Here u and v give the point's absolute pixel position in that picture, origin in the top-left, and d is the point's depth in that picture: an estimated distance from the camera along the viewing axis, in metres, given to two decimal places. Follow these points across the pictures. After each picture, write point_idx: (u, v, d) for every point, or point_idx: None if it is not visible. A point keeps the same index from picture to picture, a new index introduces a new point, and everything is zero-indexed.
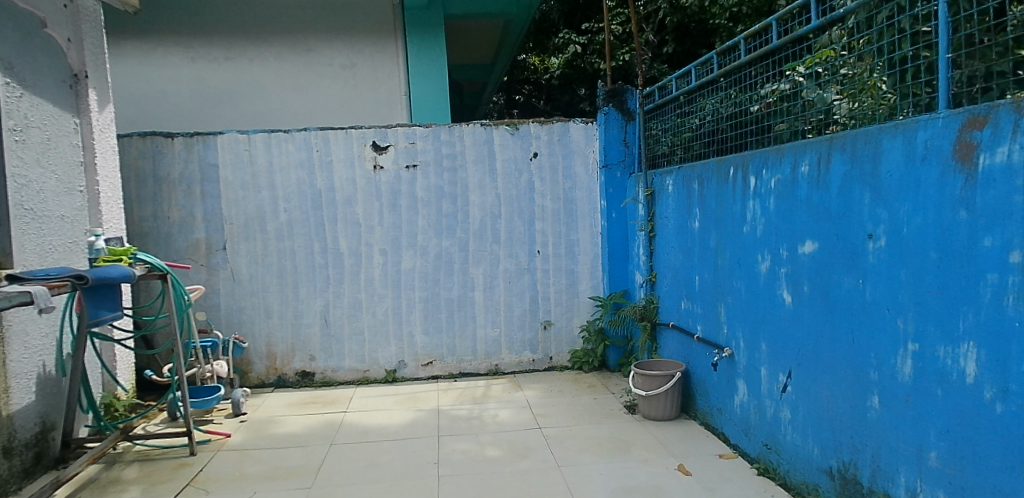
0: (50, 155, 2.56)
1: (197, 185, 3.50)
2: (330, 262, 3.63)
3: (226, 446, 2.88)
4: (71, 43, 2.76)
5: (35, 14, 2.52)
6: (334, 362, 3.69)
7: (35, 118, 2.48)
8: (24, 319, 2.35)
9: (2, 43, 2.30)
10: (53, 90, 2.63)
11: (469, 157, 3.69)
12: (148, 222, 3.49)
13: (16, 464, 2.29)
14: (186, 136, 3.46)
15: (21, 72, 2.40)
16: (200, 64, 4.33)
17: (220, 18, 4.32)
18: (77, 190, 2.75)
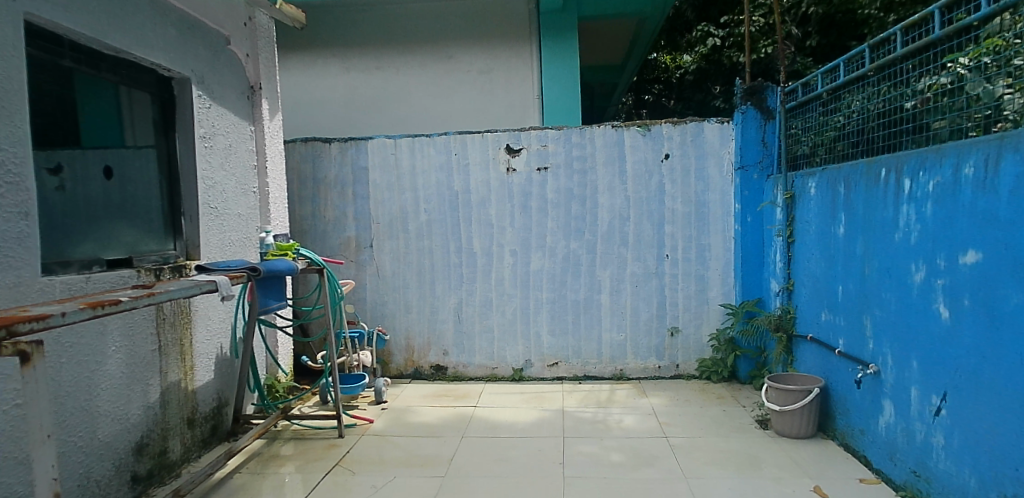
0: (231, 159, 2.92)
1: (349, 187, 3.77)
2: (464, 261, 3.76)
3: (369, 431, 3.07)
4: (249, 57, 3.09)
5: (221, 33, 2.87)
6: (465, 358, 3.83)
7: (221, 127, 2.85)
8: (208, 305, 2.67)
9: (197, 61, 2.70)
10: (235, 101, 2.97)
11: (600, 159, 3.67)
12: (307, 220, 3.82)
13: (197, 434, 2.64)
14: (341, 141, 3.74)
15: (211, 85, 2.79)
16: (353, 73, 4.66)
17: (370, 30, 4.62)
18: (252, 191, 3.08)
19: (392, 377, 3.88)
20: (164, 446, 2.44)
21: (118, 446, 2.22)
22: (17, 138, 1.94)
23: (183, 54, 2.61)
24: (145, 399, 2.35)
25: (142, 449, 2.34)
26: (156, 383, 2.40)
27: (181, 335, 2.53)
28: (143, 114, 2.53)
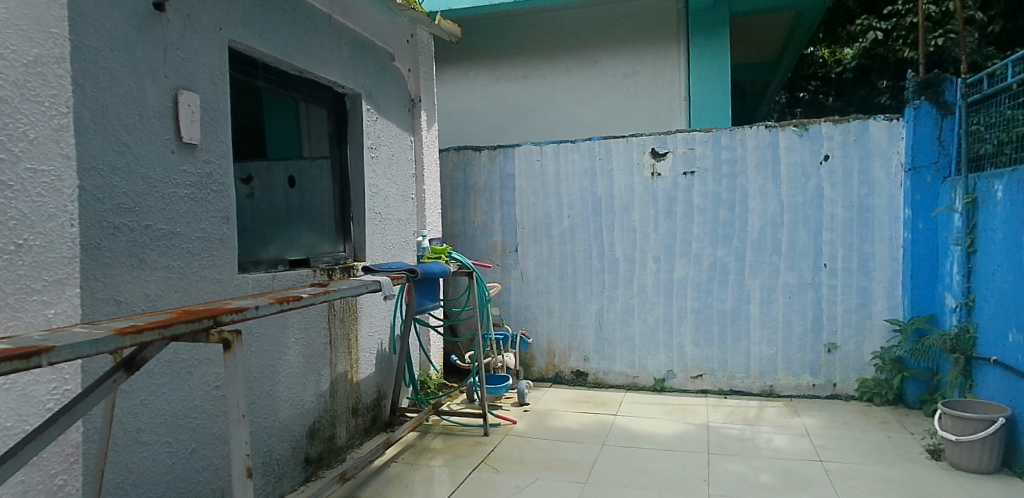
0: (393, 168, 3.13)
1: (497, 193, 3.93)
2: (607, 267, 3.77)
3: (512, 431, 3.15)
4: (411, 72, 3.31)
5: (387, 50, 3.10)
6: (606, 365, 3.83)
7: (385, 137, 3.07)
8: (371, 303, 2.87)
9: (366, 77, 2.93)
10: (397, 113, 3.19)
11: (751, 161, 3.51)
12: (458, 225, 4.04)
13: (360, 423, 2.84)
14: (491, 149, 3.91)
15: (377, 99, 3.02)
16: (501, 83, 4.86)
17: (517, 40, 4.80)
18: (410, 197, 3.29)
19: (534, 380, 3.99)
20: (332, 432, 2.65)
21: (295, 429, 2.44)
22: (221, 152, 2.25)
23: (355, 71, 2.85)
24: (317, 388, 2.57)
25: (314, 433, 2.56)
26: (327, 373, 2.61)
27: (348, 330, 2.74)
28: (320, 127, 2.79)
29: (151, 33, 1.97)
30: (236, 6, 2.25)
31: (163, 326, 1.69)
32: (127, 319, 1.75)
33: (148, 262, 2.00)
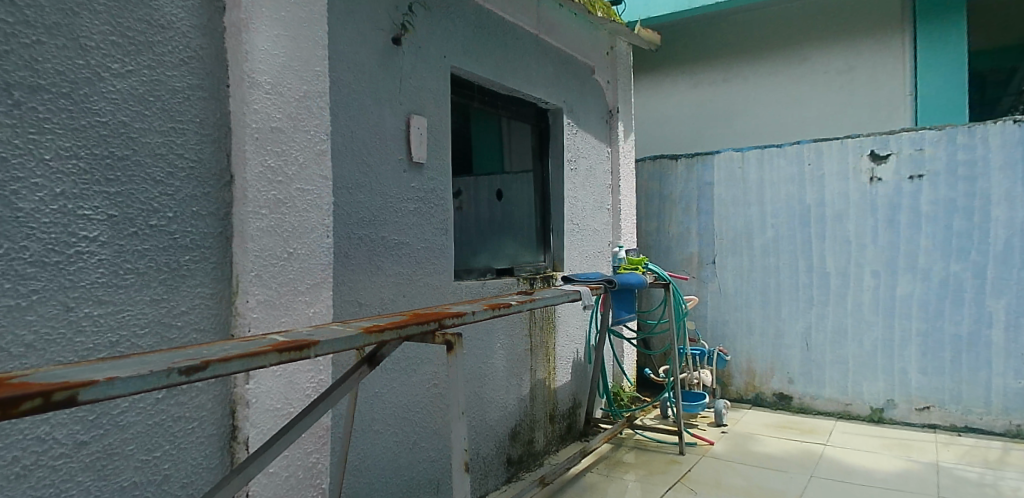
0: (591, 180, 3.20)
1: (695, 203, 4.43)
2: (817, 279, 4.01)
3: (710, 454, 3.04)
4: (609, 84, 3.38)
5: (588, 64, 3.20)
6: (814, 389, 4.04)
7: (584, 150, 3.16)
8: (569, 312, 2.94)
9: (568, 93, 3.06)
10: (596, 125, 3.28)
11: (994, 164, 3.46)
12: (653, 236, 4.60)
13: (556, 430, 2.91)
14: (688, 159, 4.44)
15: (577, 113, 3.12)
16: (700, 88, 5.59)
17: (721, 45, 5.47)
18: (606, 208, 3.34)
19: (732, 399, 4.34)
20: (531, 436, 2.73)
21: (499, 430, 2.56)
22: (443, 169, 2.45)
23: (558, 88, 2.98)
24: (520, 392, 2.67)
25: (515, 436, 2.66)
26: (528, 378, 2.71)
27: (547, 338, 2.82)
28: (524, 142, 2.95)
29: (391, 64, 2.21)
30: (459, 36, 2.45)
31: (400, 326, 1.85)
32: (369, 319, 1.97)
33: (383, 269, 2.23)
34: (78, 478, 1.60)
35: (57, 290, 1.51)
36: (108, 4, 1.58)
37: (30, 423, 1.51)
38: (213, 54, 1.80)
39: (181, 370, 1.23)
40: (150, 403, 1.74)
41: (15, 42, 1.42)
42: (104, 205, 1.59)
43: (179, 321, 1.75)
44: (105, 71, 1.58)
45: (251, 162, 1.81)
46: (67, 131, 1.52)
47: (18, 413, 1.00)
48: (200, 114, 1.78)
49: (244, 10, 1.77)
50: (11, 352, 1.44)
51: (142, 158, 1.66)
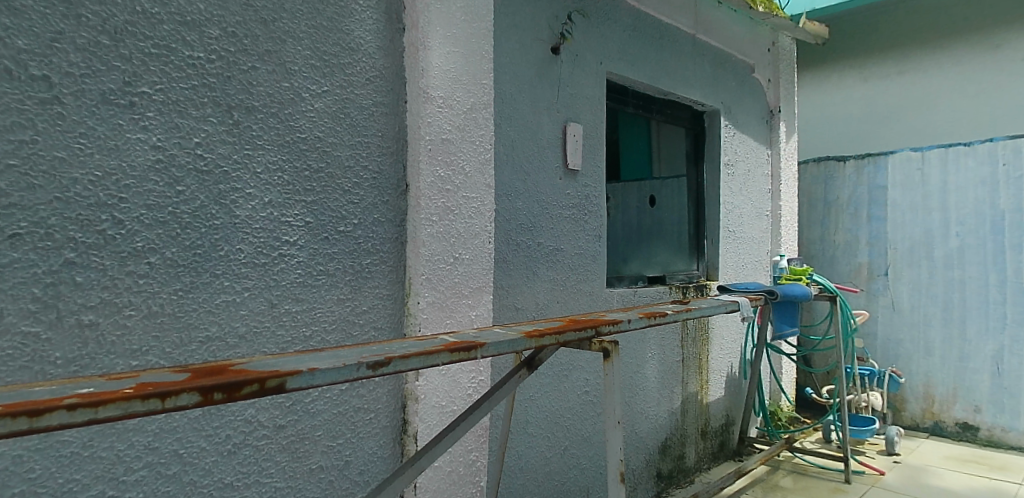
0: (749, 184, 3.11)
1: (864, 209, 4.33)
2: (1011, 298, 3.77)
3: (880, 484, 2.76)
4: (770, 82, 3.25)
5: (747, 62, 3.08)
6: (1006, 421, 3.79)
7: (741, 153, 3.06)
8: (723, 324, 2.85)
9: (726, 94, 2.96)
10: (755, 127, 3.16)
11: None
12: (817, 244, 4.56)
13: (707, 447, 2.80)
14: (858, 162, 4.35)
15: (735, 114, 3.02)
16: (872, 82, 5.26)
17: (895, 34, 5.11)
18: (765, 214, 3.23)
19: (907, 426, 4.18)
20: (682, 451, 2.64)
21: (649, 442, 2.49)
22: (598, 175, 2.46)
23: (716, 89, 2.88)
24: (671, 404, 2.60)
25: (666, 450, 2.58)
26: (680, 391, 2.63)
27: (699, 350, 2.74)
28: (676, 147, 2.90)
29: (548, 74, 2.24)
30: (616, 41, 2.45)
31: (558, 332, 1.84)
32: (529, 324, 1.99)
33: (539, 274, 2.26)
34: (275, 458, 1.77)
35: (263, 289, 1.70)
36: (308, 31, 1.75)
37: (240, 407, 1.71)
38: (394, 73, 1.93)
39: (367, 366, 1.29)
40: (335, 394, 1.89)
41: (236, 70, 1.62)
42: (302, 213, 1.76)
43: (361, 319, 1.89)
44: (305, 92, 1.75)
45: (425, 173, 1.93)
46: (274, 146, 1.70)
47: (240, 396, 1.09)
48: (383, 128, 1.91)
49: (422, 30, 1.89)
50: (228, 341, 1.65)
51: (334, 170, 1.82)
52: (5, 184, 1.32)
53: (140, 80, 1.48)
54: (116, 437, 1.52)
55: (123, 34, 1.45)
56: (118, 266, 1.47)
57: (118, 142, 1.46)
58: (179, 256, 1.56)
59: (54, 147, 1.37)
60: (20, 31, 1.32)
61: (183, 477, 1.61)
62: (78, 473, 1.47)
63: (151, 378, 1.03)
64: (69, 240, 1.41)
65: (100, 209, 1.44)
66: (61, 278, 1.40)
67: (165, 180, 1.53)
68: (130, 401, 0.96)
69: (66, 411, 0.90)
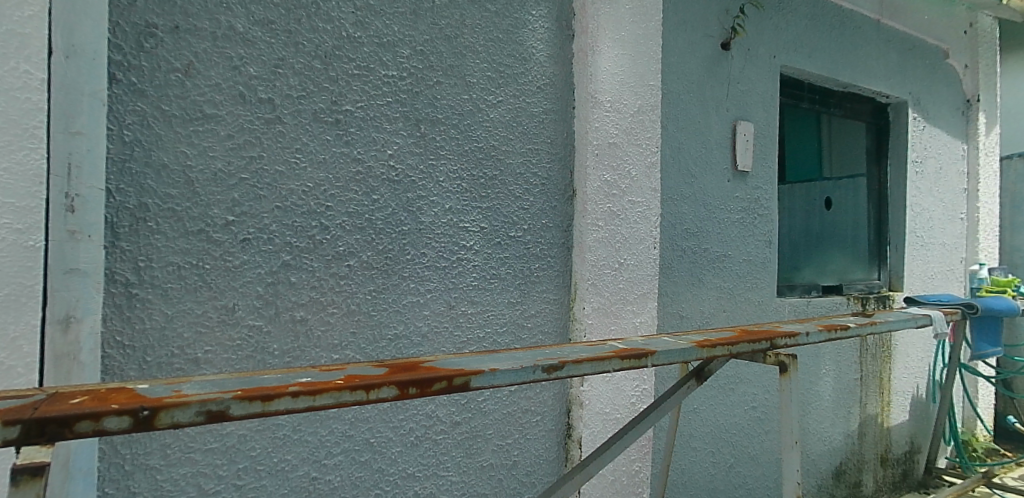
0: (941, 183, 2.96)
1: None
2: None
3: None
4: (967, 69, 3.09)
5: (940, 47, 2.96)
6: None
7: (932, 149, 2.94)
8: (908, 341, 2.68)
9: (914, 83, 2.87)
10: (948, 118, 3.02)
11: None
12: (1018, 252, 4.26)
13: (889, 475, 2.64)
14: None
15: (925, 104, 2.92)
16: None
17: None
18: (959, 218, 3.06)
19: None
20: (860, 478, 2.50)
21: (822, 466, 2.38)
22: (768, 178, 2.41)
23: (902, 79, 2.82)
24: (847, 426, 2.46)
25: (840, 475, 2.44)
26: (858, 412, 2.49)
27: (880, 367, 2.58)
28: (857, 144, 2.88)
29: (716, 72, 2.24)
30: (790, 35, 2.43)
31: (732, 342, 1.66)
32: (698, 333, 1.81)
33: (705, 281, 2.24)
34: (450, 452, 1.88)
35: (443, 291, 1.81)
36: (486, 44, 1.82)
37: (422, 402, 1.83)
38: (563, 80, 1.97)
39: (543, 368, 1.32)
40: (505, 394, 1.98)
41: (423, 85, 1.73)
42: (478, 219, 1.85)
43: (529, 322, 1.96)
44: (482, 103, 1.83)
45: (591, 177, 1.95)
46: (454, 156, 1.80)
47: (431, 392, 1.15)
48: (552, 135, 1.96)
49: (591, 34, 1.93)
50: (412, 340, 1.77)
51: (506, 177, 1.89)
52: (239, 195, 1.50)
53: (344, 99, 1.61)
54: (320, 423, 1.68)
55: (331, 58, 1.58)
56: (324, 268, 1.62)
57: (326, 156, 1.60)
58: (373, 260, 1.70)
59: (276, 162, 1.54)
60: (252, 60, 1.49)
61: (373, 464, 1.75)
62: (288, 454, 1.63)
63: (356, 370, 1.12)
64: (285, 244, 1.57)
65: (311, 217, 1.59)
66: (279, 278, 1.56)
67: (363, 189, 1.66)
68: (340, 391, 1.05)
69: (291, 397, 1.00)
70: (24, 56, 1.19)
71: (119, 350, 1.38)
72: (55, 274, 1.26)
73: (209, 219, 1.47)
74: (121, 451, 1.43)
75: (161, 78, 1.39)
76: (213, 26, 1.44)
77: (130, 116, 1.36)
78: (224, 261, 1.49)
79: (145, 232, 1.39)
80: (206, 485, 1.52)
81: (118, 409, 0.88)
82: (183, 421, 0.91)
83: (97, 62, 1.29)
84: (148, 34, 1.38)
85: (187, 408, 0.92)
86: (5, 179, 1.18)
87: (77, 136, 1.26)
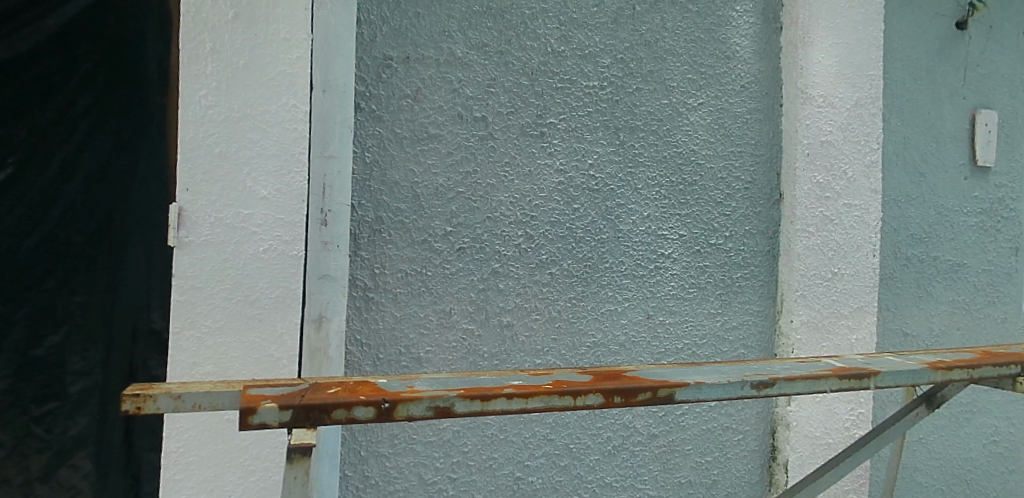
0: None
1: None
2: None
3: None
4: None
5: None
6: None
7: None
8: None
9: None
10: None
11: None
12: None
13: None
14: None
15: None
16: None
17: None
18: None
19: None
20: None
21: None
22: (1016, 173, 2.07)
23: None
24: None
25: None
26: None
27: None
28: None
29: (951, 56, 1.98)
30: None
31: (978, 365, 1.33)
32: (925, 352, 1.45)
33: (935, 294, 1.97)
34: (647, 464, 1.85)
35: (641, 300, 1.79)
36: (687, 47, 1.79)
37: (620, 411, 1.83)
38: (769, 76, 1.87)
39: (754, 384, 1.24)
40: (704, 409, 1.91)
41: (623, 93, 1.74)
42: (678, 226, 1.81)
43: (730, 335, 1.86)
44: (683, 107, 1.80)
45: (801, 180, 1.84)
46: (653, 163, 1.78)
47: (637, 402, 1.17)
48: (757, 136, 1.87)
49: (803, 26, 1.82)
50: (611, 348, 1.77)
51: (707, 182, 1.83)
52: (456, 207, 1.61)
53: (548, 112, 1.67)
54: (524, 425, 1.74)
55: (538, 74, 1.66)
56: (528, 276, 1.69)
57: (532, 168, 1.67)
58: (574, 268, 1.72)
59: (487, 176, 1.64)
60: (468, 81, 1.61)
61: (573, 470, 1.78)
62: (495, 453, 1.71)
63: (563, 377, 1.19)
64: (496, 252, 1.65)
65: (518, 226, 1.67)
66: (489, 285, 1.65)
67: (565, 199, 1.70)
68: (550, 396, 1.14)
69: (506, 398, 1.13)
70: (291, 93, 1.42)
71: (358, 347, 1.55)
72: (313, 278, 1.43)
73: (432, 230, 1.60)
74: (357, 438, 1.60)
75: (395, 103, 1.55)
76: (437, 54, 1.58)
77: (370, 139, 1.54)
78: (443, 269, 1.61)
79: (380, 242, 1.56)
80: (426, 474, 1.65)
81: (364, 399, 1.08)
82: (416, 414, 1.09)
83: (347, 93, 1.45)
84: (385, 65, 1.54)
85: (419, 403, 1.09)
86: (280, 198, 1.43)
87: (330, 159, 1.43)
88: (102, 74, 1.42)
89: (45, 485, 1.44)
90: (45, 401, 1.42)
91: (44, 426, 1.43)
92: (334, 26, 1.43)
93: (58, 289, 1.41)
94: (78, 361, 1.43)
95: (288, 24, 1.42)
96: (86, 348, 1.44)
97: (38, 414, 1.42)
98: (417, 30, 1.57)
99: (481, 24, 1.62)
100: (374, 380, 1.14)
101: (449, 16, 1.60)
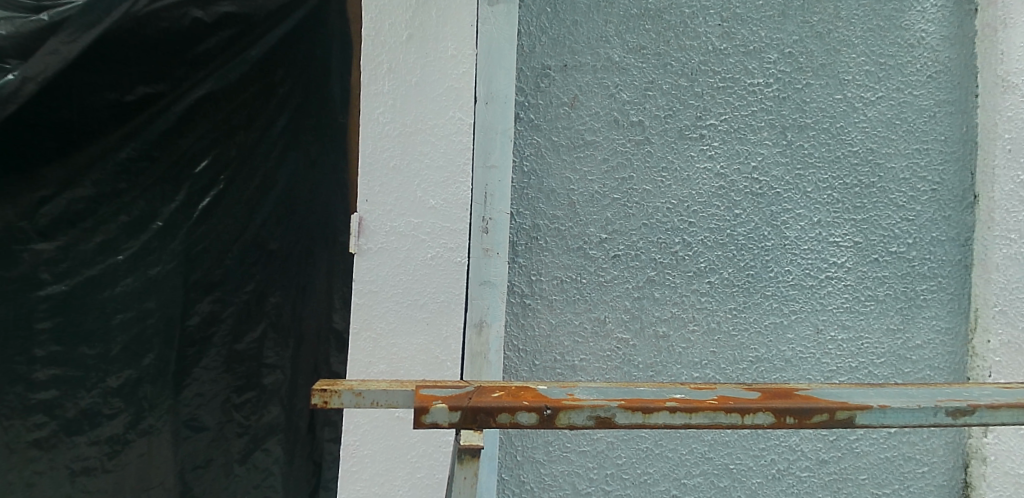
0: None
1: None
2: None
3: None
4: None
5: None
6: None
7: None
8: None
9: None
10: None
11: None
12: None
13: None
14: None
15: None
16: None
17: None
18: None
19: None
20: None
21: None
22: None
23: None
24: None
25: None
26: None
27: None
28: None
29: None
30: None
31: None
32: None
33: None
34: (816, 492, 1.70)
35: (810, 313, 1.65)
36: (864, 35, 1.64)
37: (785, 433, 1.69)
38: (963, 64, 1.64)
39: (949, 411, 1.12)
40: (883, 436, 1.70)
41: (791, 89, 1.63)
42: (852, 232, 1.65)
43: (914, 354, 1.66)
44: (859, 102, 1.64)
45: (1001, 179, 1.59)
46: (824, 163, 1.64)
47: (813, 424, 1.09)
48: (946, 131, 1.65)
49: (1002, 6, 1.59)
50: (775, 364, 1.65)
51: (887, 184, 1.65)
52: (611, 214, 1.59)
53: (709, 113, 1.61)
54: (681, 441, 1.66)
55: (697, 73, 1.60)
56: (686, 285, 1.62)
57: (690, 173, 1.61)
58: (735, 277, 1.63)
59: (644, 181, 1.59)
60: (626, 86, 1.59)
61: (732, 491, 1.69)
62: (650, 468, 1.65)
63: (728, 392, 1.13)
64: (652, 260, 1.61)
65: (675, 233, 1.61)
66: (645, 293, 1.61)
67: (726, 205, 1.62)
68: (716, 412, 1.09)
69: (669, 412, 1.09)
70: (457, 107, 1.55)
71: (515, 353, 1.59)
72: (474, 284, 1.50)
73: (586, 237, 1.59)
74: (513, 443, 1.63)
75: (553, 112, 1.58)
76: (594, 60, 1.59)
77: (528, 148, 1.57)
78: (598, 276, 1.59)
79: (536, 249, 1.58)
80: (580, 484, 1.64)
81: (527, 405, 1.08)
82: (578, 423, 1.08)
83: (506, 104, 1.51)
84: (544, 75, 1.58)
85: (580, 412, 1.08)
86: (447, 208, 1.56)
87: (492, 169, 1.50)
88: (296, 107, 1.77)
89: (244, 465, 1.80)
90: (245, 390, 1.80)
91: (244, 413, 1.80)
92: (496, 43, 1.50)
93: (257, 294, 1.79)
94: (272, 355, 1.81)
95: (455, 41, 1.55)
96: (280, 346, 1.81)
97: (239, 401, 1.80)
98: (576, 37, 1.58)
99: (640, 27, 1.60)
100: (533, 386, 1.13)
101: (607, 21, 1.59)
